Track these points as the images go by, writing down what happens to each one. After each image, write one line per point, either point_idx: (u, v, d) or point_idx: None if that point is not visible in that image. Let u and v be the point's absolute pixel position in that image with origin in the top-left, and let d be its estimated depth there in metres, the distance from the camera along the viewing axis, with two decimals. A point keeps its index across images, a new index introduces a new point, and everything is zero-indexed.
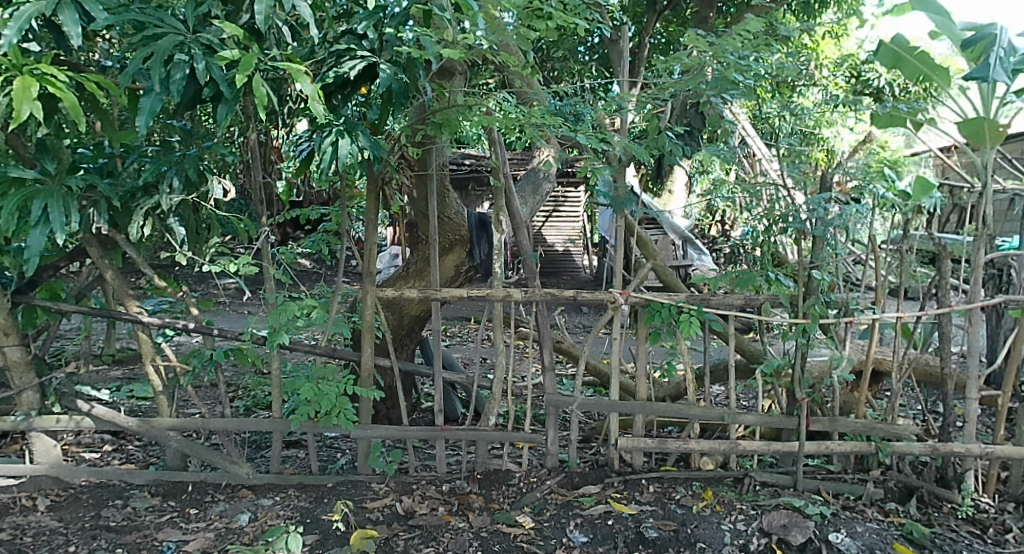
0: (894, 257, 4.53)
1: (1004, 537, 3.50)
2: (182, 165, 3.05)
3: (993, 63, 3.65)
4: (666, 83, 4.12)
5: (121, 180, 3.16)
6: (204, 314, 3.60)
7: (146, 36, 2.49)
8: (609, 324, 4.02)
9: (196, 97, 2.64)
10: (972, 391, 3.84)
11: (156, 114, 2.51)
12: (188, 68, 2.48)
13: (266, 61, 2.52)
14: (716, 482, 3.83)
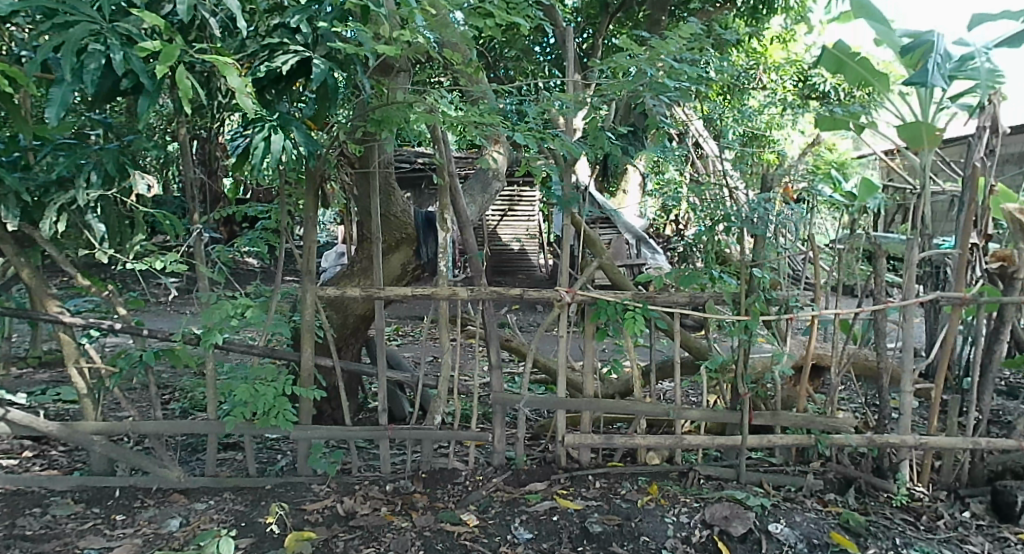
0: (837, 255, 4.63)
1: (935, 523, 3.62)
2: (101, 160, 2.98)
3: (931, 68, 3.76)
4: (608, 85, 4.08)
5: (33, 175, 3.08)
6: (132, 314, 3.51)
7: (57, 23, 2.42)
8: (556, 322, 4.02)
9: (114, 89, 2.58)
10: (906, 384, 3.95)
11: (68, 105, 2.45)
12: (104, 58, 2.41)
13: (192, 53, 2.46)
14: (661, 477, 3.88)
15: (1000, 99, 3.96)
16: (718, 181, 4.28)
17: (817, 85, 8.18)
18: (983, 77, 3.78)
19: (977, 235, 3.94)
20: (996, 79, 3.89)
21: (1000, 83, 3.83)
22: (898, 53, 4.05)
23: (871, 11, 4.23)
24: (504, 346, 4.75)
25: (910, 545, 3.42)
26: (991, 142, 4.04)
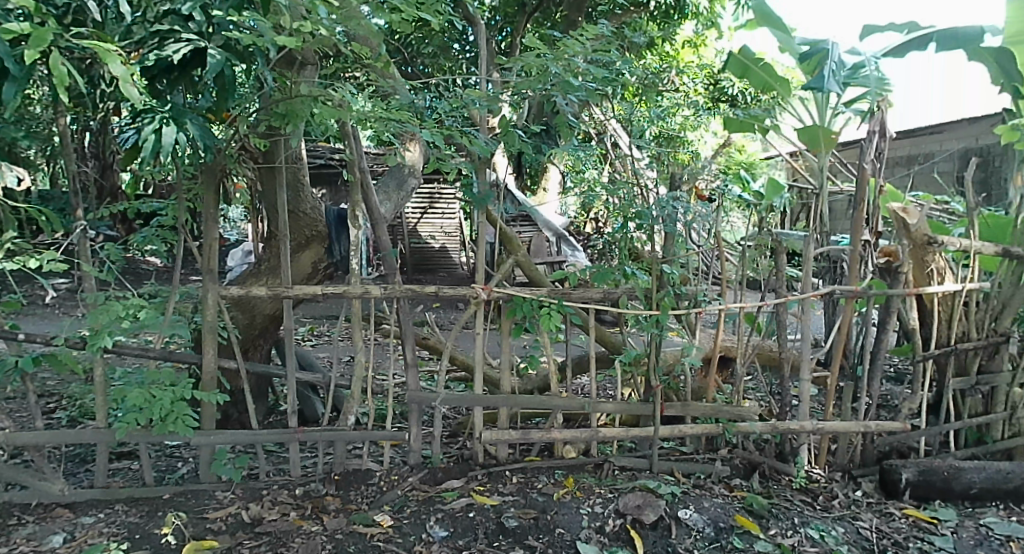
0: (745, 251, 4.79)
1: (831, 503, 3.81)
2: None
3: (827, 75, 3.97)
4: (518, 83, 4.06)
5: None
6: (7, 317, 3.31)
7: None
8: (472, 319, 3.96)
9: None
10: (805, 372, 4.13)
11: None
12: None
13: (68, 38, 2.34)
14: (577, 469, 3.92)
15: (888, 105, 4.17)
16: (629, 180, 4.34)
17: (726, 88, 8.44)
18: (873, 84, 4.00)
19: (868, 232, 4.15)
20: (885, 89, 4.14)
21: (888, 91, 4.06)
22: (797, 59, 4.30)
23: (776, 22, 4.62)
24: (420, 345, 4.70)
25: (808, 524, 3.58)
26: (880, 146, 4.26)
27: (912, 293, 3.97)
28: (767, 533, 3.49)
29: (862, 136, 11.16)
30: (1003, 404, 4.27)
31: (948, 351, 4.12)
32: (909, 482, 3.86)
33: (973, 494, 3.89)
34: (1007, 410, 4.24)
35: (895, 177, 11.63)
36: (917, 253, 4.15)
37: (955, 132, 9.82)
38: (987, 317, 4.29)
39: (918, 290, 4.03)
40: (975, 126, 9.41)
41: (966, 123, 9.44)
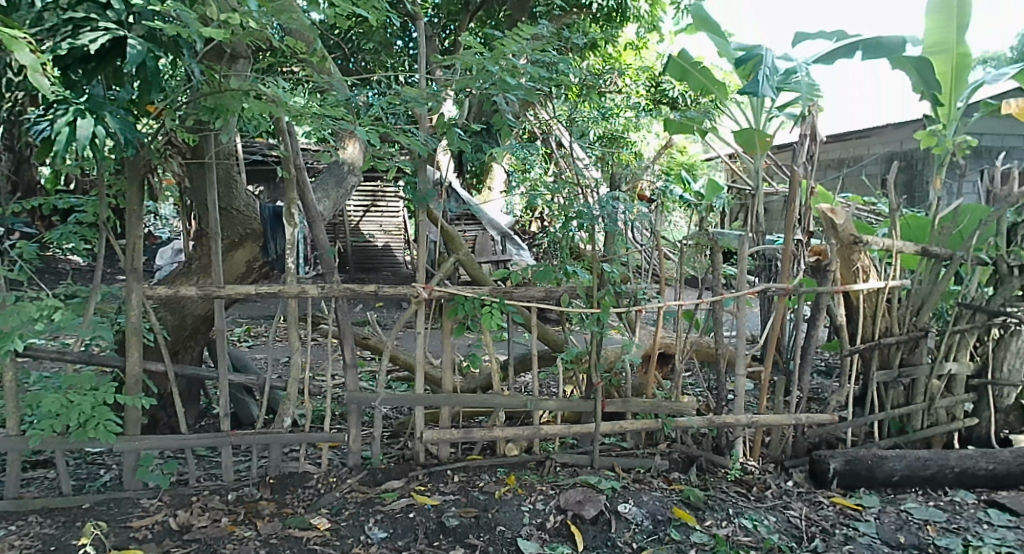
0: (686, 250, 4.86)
1: (764, 493, 3.90)
2: None
3: (762, 79, 4.12)
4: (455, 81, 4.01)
5: None
6: None
7: None
8: (412, 319, 3.83)
9: None
10: (740, 367, 4.22)
11: None
12: None
13: None
14: (519, 467, 3.91)
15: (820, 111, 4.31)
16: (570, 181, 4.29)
17: (667, 90, 8.56)
18: (804, 89, 4.25)
19: (800, 231, 4.27)
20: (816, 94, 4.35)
21: (818, 97, 4.31)
22: (735, 65, 4.49)
23: (715, 29, 4.94)
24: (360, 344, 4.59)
25: (742, 514, 3.66)
26: (811, 149, 4.34)
27: (839, 290, 4.12)
28: (703, 525, 3.55)
29: (794, 140, 11.50)
30: (923, 395, 4.44)
31: (872, 345, 4.28)
32: (837, 471, 3.98)
33: (895, 481, 4.05)
34: (926, 401, 4.42)
35: (825, 179, 12.01)
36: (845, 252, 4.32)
37: (881, 137, 10.20)
38: (909, 312, 4.46)
39: (845, 287, 4.18)
40: (899, 132, 9.80)
41: (891, 129, 9.81)
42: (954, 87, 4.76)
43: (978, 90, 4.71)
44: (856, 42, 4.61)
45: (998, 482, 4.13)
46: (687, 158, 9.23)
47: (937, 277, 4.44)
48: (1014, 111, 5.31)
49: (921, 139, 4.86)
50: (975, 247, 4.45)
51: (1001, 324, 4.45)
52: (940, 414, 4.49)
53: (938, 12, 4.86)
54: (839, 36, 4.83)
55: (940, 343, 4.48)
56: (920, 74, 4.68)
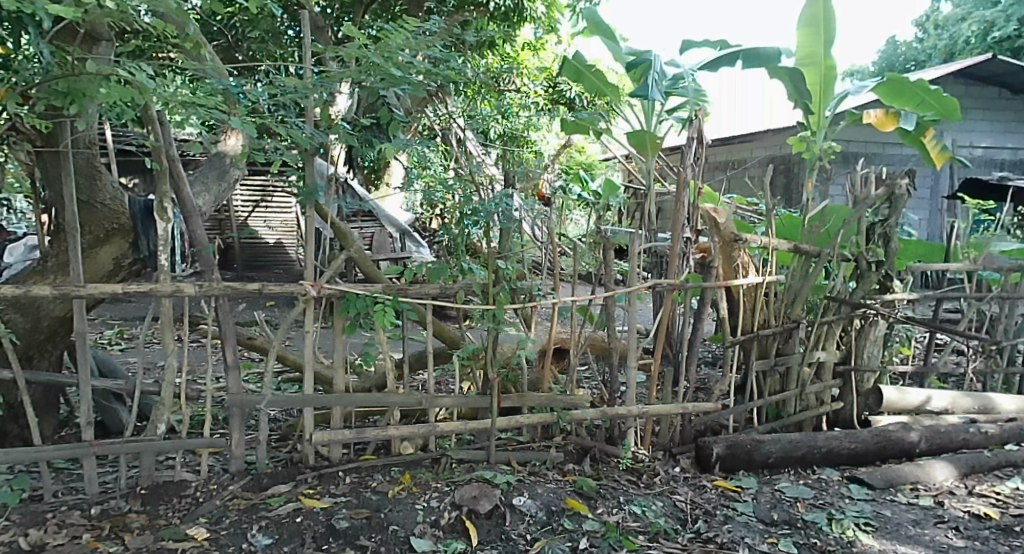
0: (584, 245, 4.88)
1: (655, 480, 4.00)
2: None
3: (651, 83, 4.39)
4: (331, 74, 3.67)
5: None
6: None
7: None
8: (299, 318, 3.56)
9: None
10: (632, 360, 4.31)
11: None
12: None
13: None
14: (414, 466, 3.81)
15: (705, 115, 4.53)
16: (464, 178, 4.15)
17: (564, 91, 8.63)
18: (691, 95, 4.54)
19: (687, 230, 4.38)
20: (702, 99, 4.65)
21: (705, 103, 4.57)
22: (625, 68, 4.69)
23: (607, 32, 5.14)
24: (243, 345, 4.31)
25: (632, 501, 3.72)
26: (697, 151, 4.48)
27: (723, 285, 4.27)
28: (596, 513, 3.58)
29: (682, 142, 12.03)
30: (796, 382, 4.67)
31: (752, 337, 4.44)
32: (719, 456, 4.12)
33: (771, 463, 4.23)
34: (798, 387, 4.65)
35: (712, 180, 12.47)
36: (725, 248, 4.55)
37: (762, 140, 10.68)
38: (784, 306, 4.68)
39: (727, 282, 4.35)
40: (779, 136, 10.28)
41: (772, 134, 10.30)
42: (823, 97, 5.07)
43: (844, 100, 5.03)
44: (737, 51, 4.88)
45: (860, 460, 4.39)
46: (583, 157, 9.40)
47: (808, 273, 4.63)
48: (872, 121, 5.72)
49: (792, 143, 5.32)
50: (840, 244, 4.72)
51: (862, 314, 4.73)
52: (810, 399, 4.73)
53: (809, 25, 5.16)
54: (721, 46, 5.11)
55: (811, 333, 4.73)
56: (794, 84, 5.04)
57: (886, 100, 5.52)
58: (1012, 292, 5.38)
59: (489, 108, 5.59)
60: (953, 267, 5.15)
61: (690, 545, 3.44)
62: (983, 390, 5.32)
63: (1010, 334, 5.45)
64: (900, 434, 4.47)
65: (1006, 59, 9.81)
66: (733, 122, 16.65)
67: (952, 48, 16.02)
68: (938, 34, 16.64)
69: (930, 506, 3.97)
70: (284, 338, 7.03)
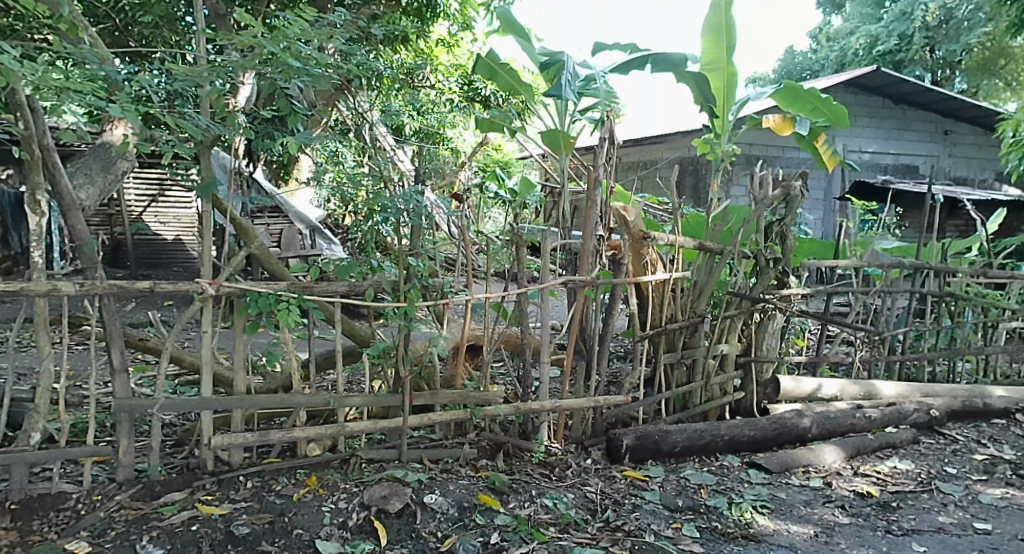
0: (497, 243, 4.93)
1: (566, 473, 4.09)
2: None
3: (564, 83, 4.49)
4: (222, 63, 3.44)
5: None
6: None
7: None
8: (197, 318, 3.44)
9: None
10: (544, 355, 4.38)
11: None
12: None
13: None
14: (322, 467, 3.74)
15: (616, 115, 4.64)
16: (374, 174, 4.08)
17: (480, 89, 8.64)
18: (602, 96, 4.63)
19: (598, 227, 4.50)
20: (613, 99, 4.76)
21: (614, 103, 4.69)
22: (539, 68, 4.76)
23: (521, 31, 5.21)
24: (135, 348, 4.03)
25: (544, 494, 3.80)
26: (609, 151, 4.60)
27: (632, 281, 4.40)
28: (507, 507, 3.64)
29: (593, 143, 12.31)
30: (701, 373, 4.86)
31: (660, 331, 4.60)
32: (629, 447, 4.25)
33: (677, 452, 4.39)
34: (703, 378, 4.85)
35: (624, 179, 12.80)
36: (635, 246, 4.65)
37: (671, 141, 11.03)
38: (689, 301, 4.84)
39: (636, 278, 4.48)
40: (686, 138, 10.61)
41: (680, 136, 10.62)
42: (726, 101, 5.31)
43: (745, 105, 5.26)
44: (647, 55, 5.01)
45: (758, 446, 4.61)
46: (499, 155, 9.49)
47: (712, 269, 4.85)
48: (771, 125, 6.03)
49: (698, 144, 5.51)
50: (741, 242, 4.94)
51: (762, 308, 5.00)
52: (714, 390, 4.93)
53: (711, 32, 5.39)
54: (632, 50, 5.26)
55: (714, 327, 4.93)
56: (699, 88, 5.14)
57: (784, 106, 5.80)
58: (893, 286, 5.76)
59: (401, 103, 5.56)
60: (841, 263, 5.47)
61: (599, 534, 3.54)
62: (867, 377, 5.68)
63: (890, 325, 5.83)
64: (794, 421, 4.73)
65: (890, 70, 10.44)
66: (642, 124, 17.11)
67: (842, 59, 17.01)
68: (830, 45, 17.58)
69: (819, 487, 4.22)
70: (184, 339, 6.79)
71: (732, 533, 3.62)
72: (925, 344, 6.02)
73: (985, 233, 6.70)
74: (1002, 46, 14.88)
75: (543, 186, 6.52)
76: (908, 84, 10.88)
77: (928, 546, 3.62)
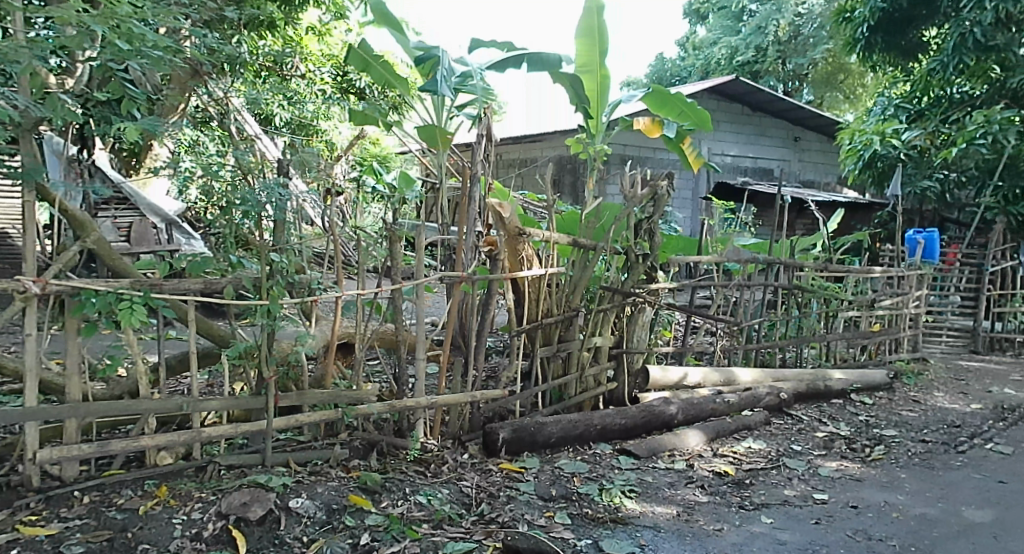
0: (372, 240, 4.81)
1: (441, 469, 4.04)
2: None
3: (440, 79, 4.45)
4: (42, 40, 3.11)
5: None
6: None
7: None
8: (20, 321, 3.14)
9: None
10: (420, 352, 4.32)
11: None
12: None
13: None
14: (174, 476, 3.53)
15: (492, 111, 4.62)
16: (229, 166, 3.85)
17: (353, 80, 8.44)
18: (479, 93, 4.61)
19: (474, 224, 4.49)
20: (491, 96, 4.73)
21: (492, 100, 4.66)
22: (414, 63, 4.70)
23: (395, 24, 5.12)
24: None
25: (418, 491, 3.75)
26: (486, 149, 4.60)
27: (508, 277, 4.41)
28: (379, 507, 3.56)
29: (470, 139, 12.39)
30: (576, 365, 4.95)
31: (536, 325, 4.65)
32: (505, 440, 4.29)
33: (552, 442, 4.47)
34: (578, 370, 4.95)
35: (505, 176, 12.89)
36: (512, 242, 4.65)
37: (548, 139, 11.19)
38: (565, 295, 4.93)
39: (513, 274, 4.50)
40: (561, 136, 10.79)
41: (556, 135, 10.80)
42: (600, 102, 5.44)
43: (618, 106, 5.42)
44: (522, 54, 5.02)
45: (629, 433, 4.76)
46: (377, 149, 9.37)
47: (587, 264, 4.93)
48: (642, 126, 6.24)
49: (571, 144, 5.60)
50: (612, 238, 5.08)
51: (632, 302, 5.17)
52: (589, 381, 5.04)
53: (585, 33, 5.49)
54: (508, 48, 5.28)
55: (588, 321, 5.04)
56: (574, 89, 5.25)
57: (654, 108, 6.00)
58: (749, 280, 6.10)
59: (267, 92, 5.31)
60: (705, 258, 5.72)
61: (473, 527, 3.54)
62: (727, 365, 5.99)
63: (747, 315, 6.18)
64: (661, 408, 4.92)
65: (748, 80, 11.08)
66: (515, 121, 17.30)
67: (707, 67, 17.89)
68: (695, 54, 18.44)
69: (682, 469, 4.42)
70: (12, 342, 6.21)
71: (601, 517, 3.72)
72: (776, 332, 6.41)
73: (827, 230, 7.23)
74: (842, 61, 16.15)
75: (422, 179, 6.43)
76: (762, 93, 11.58)
77: (775, 518, 3.86)
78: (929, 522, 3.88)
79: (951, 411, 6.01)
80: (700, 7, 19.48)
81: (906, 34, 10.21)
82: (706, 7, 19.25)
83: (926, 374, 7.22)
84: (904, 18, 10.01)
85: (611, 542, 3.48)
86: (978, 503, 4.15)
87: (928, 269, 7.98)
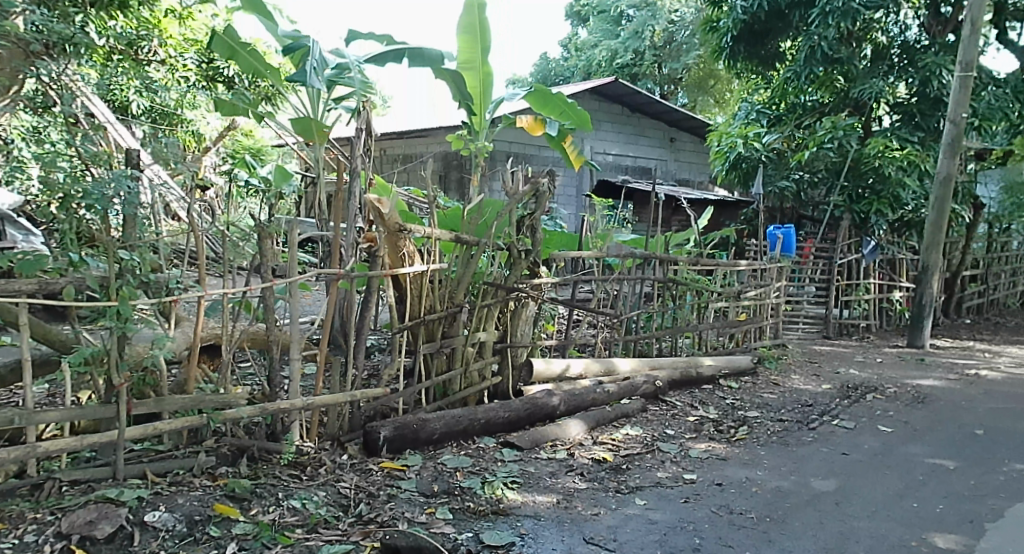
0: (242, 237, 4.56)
1: (317, 472, 3.89)
2: None
3: (309, 70, 4.26)
4: None
5: None
6: None
7: None
8: None
9: None
10: (295, 352, 4.13)
11: None
12: None
13: None
14: (5, 497, 3.20)
15: (371, 105, 4.46)
16: (69, 156, 3.51)
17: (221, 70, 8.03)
18: (356, 85, 4.41)
19: (352, 219, 4.34)
20: (370, 89, 4.55)
21: (370, 93, 4.48)
22: (282, 52, 4.46)
23: (262, 9, 4.85)
24: None
25: (291, 496, 3.59)
26: (365, 143, 4.46)
27: (388, 273, 4.27)
28: (247, 514, 3.38)
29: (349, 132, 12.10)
30: (460, 361, 4.89)
31: (419, 322, 4.55)
32: (386, 438, 4.19)
33: (435, 439, 4.40)
34: (462, 366, 4.89)
35: (386, 171, 12.69)
36: (392, 238, 4.51)
37: (432, 135, 11.09)
38: (448, 291, 4.85)
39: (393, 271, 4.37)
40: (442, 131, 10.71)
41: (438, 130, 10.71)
42: (481, 98, 5.40)
43: (500, 103, 5.39)
44: (403, 49, 4.88)
45: (512, 426, 4.76)
46: (250, 143, 8.98)
47: (470, 259, 4.87)
48: (524, 123, 6.23)
49: (451, 139, 5.50)
50: (494, 234, 5.06)
51: (515, 296, 5.17)
52: (473, 376, 5.00)
53: (466, 30, 5.41)
54: (388, 41, 5.13)
55: (472, 316, 4.99)
56: (456, 85, 5.19)
57: (535, 106, 6.02)
58: (627, 273, 6.26)
59: (119, 76, 4.92)
60: (586, 253, 5.80)
61: (350, 529, 3.42)
62: (607, 356, 6.12)
63: (625, 307, 6.34)
64: (543, 400, 4.95)
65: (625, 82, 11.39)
66: (399, 117, 17.06)
67: (588, 69, 18.31)
68: (577, 55, 18.82)
69: (563, 458, 4.46)
70: None
71: (482, 510, 3.69)
72: (652, 323, 6.62)
73: (699, 225, 7.53)
74: (711, 68, 16.89)
75: (300, 174, 6.18)
76: (639, 95, 11.96)
77: (648, 499, 3.96)
78: (783, 493, 4.10)
79: (805, 392, 6.41)
80: (580, 10, 19.89)
81: (764, 44, 10.84)
82: (585, 10, 19.65)
83: (786, 358, 7.68)
84: (763, 31, 10.61)
85: (492, 534, 3.46)
86: (825, 474, 4.43)
87: (787, 262, 8.48)
